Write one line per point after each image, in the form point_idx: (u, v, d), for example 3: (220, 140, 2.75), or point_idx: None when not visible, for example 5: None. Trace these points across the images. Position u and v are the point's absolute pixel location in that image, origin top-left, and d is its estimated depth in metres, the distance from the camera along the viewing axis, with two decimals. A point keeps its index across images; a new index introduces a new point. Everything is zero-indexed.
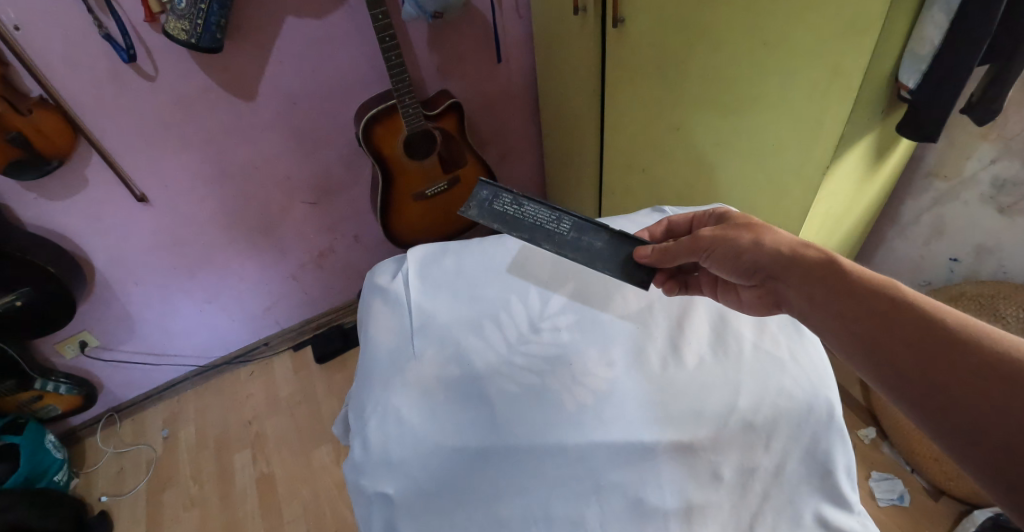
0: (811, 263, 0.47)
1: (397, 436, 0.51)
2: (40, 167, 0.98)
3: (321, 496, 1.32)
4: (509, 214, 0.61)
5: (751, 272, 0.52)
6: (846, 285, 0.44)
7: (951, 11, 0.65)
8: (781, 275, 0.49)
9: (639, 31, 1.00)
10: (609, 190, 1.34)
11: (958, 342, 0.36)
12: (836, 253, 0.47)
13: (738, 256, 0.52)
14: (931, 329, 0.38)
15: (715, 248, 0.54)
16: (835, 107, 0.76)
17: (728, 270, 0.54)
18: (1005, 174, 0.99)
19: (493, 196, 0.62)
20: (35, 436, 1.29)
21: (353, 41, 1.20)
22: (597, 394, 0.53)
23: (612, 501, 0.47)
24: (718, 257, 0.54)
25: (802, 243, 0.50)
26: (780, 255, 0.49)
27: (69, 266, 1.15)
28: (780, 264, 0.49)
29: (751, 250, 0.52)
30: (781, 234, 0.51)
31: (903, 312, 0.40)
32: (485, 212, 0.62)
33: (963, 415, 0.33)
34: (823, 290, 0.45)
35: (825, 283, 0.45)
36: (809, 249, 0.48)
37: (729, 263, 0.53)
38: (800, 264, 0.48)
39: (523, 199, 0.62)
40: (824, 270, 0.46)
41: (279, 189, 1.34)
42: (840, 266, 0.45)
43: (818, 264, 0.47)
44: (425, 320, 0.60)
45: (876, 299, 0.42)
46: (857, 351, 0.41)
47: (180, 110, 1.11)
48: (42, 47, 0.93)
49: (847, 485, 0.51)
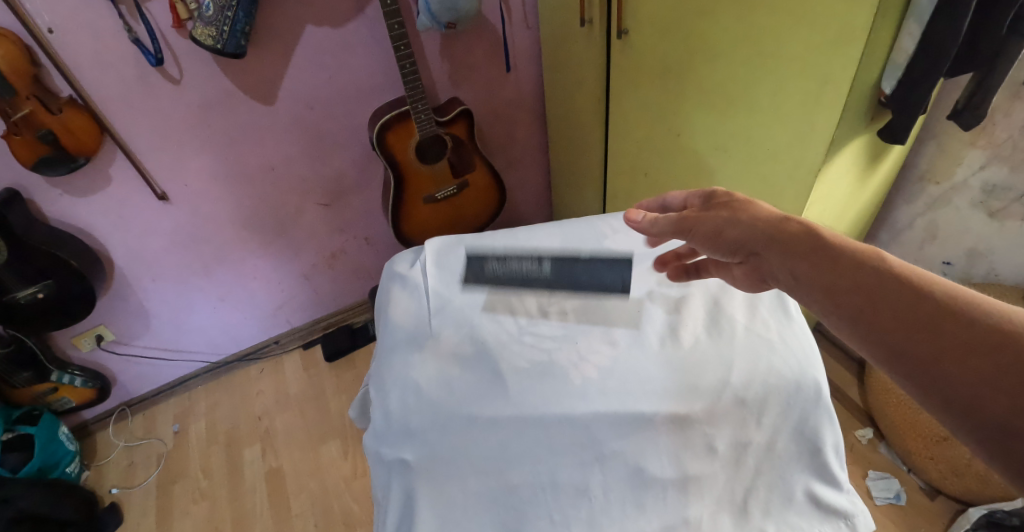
0: (791, 236, 0.45)
1: (416, 406, 0.56)
2: (68, 164, 1.03)
3: (329, 489, 1.35)
4: (501, 278, 0.66)
5: (733, 249, 0.50)
6: (831, 257, 0.42)
7: (923, 22, 0.69)
8: (763, 251, 0.47)
9: (640, 41, 1.05)
10: (613, 194, 1.39)
11: (944, 310, 0.34)
12: (818, 225, 0.46)
13: (720, 232, 0.51)
14: (919, 298, 0.36)
15: (697, 226, 0.53)
16: (823, 115, 0.79)
17: (710, 247, 0.52)
18: (993, 180, 1.03)
19: (480, 266, 0.66)
20: (50, 427, 1.32)
21: (368, 49, 1.25)
22: (601, 369, 0.58)
23: (614, 470, 0.51)
24: (700, 236, 0.53)
25: (784, 217, 0.48)
26: (761, 231, 0.48)
27: (92, 262, 1.21)
28: (760, 240, 0.47)
29: (731, 226, 0.50)
30: (763, 210, 0.50)
31: (888, 278, 0.38)
32: (478, 279, 0.66)
33: (961, 393, 0.31)
34: (804, 260, 0.43)
35: (809, 258, 0.43)
36: (789, 222, 0.47)
37: (711, 241, 0.52)
38: (780, 238, 0.46)
39: (509, 258, 0.65)
40: (806, 244, 0.44)
41: (294, 190, 1.39)
42: (821, 236, 0.44)
43: (798, 237, 0.45)
44: (442, 306, 0.66)
45: (864, 270, 0.40)
46: (845, 325, 0.39)
47: (202, 113, 1.17)
48: (74, 49, 0.98)
49: (835, 463, 0.54)
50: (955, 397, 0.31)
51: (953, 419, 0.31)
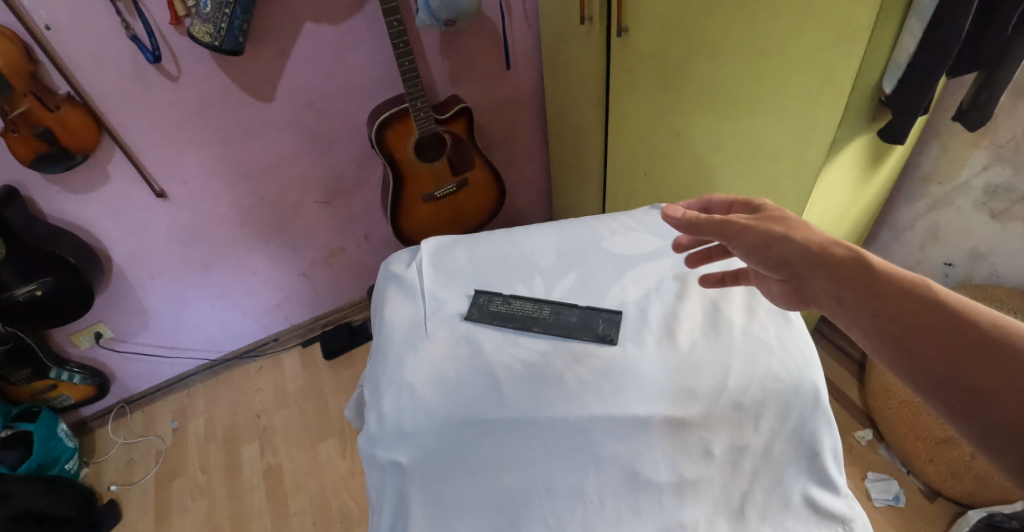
0: (841, 261, 0.45)
1: (410, 408, 0.55)
2: (66, 161, 1.03)
3: (327, 487, 1.35)
4: (504, 313, 0.64)
5: (778, 266, 0.49)
6: (876, 284, 0.42)
7: (925, 21, 0.68)
8: (810, 273, 0.46)
9: (641, 39, 1.04)
10: (613, 192, 1.38)
11: (995, 344, 0.34)
12: (865, 251, 0.45)
13: (768, 246, 0.49)
14: (970, 332, 0.36)
15: (743, 235, 0.51)
16: (825, 114, 0.78)
17: (754, 259, 0.50)
18: (997, 181, 1.02)
19: (488, 299, 0.66)
20: (49, 423, 1.32)
21: (368, 47, 1.24)
22: (596, 371, 0.57)
23: (610, 474, 0.50)
24: (746, 245, 0.51)
25: (833, 241, 0.47)
26: (809, 251, 0.47)
27: (90, 259, 1.20)
28: (806, 260, 0.46)
29: (780, 242, 0.48)
30: (813, 230, 0.48)
31: (939, 311, 0.38)
32: (483, 313, 0.65)
33: (1005, 423, 0.32)
34: (852, 287, 0.43)
35: (855, 282, 0.43)
36: (838, 246, 0.46)
37: (757, 254, 0.50)
38: (827, 260, 0.45)
39: (513, 298, 0.66)
40: (854, 269, 0.43)
41: (293, 188, 1.39)
42: (869, 264, 0.43)
43: (849, 264, 0.44)
44: (437, 306, 0.66)
45: (910, 299, 0.40)
46: (895, 356, 0.39)
47: (200, 110, 1.16)
48: (72, 46, 0.97)
49: (833, 468, 0.53)
50: (1004, 429, 0.32)
51: (999, 451, 0.32)
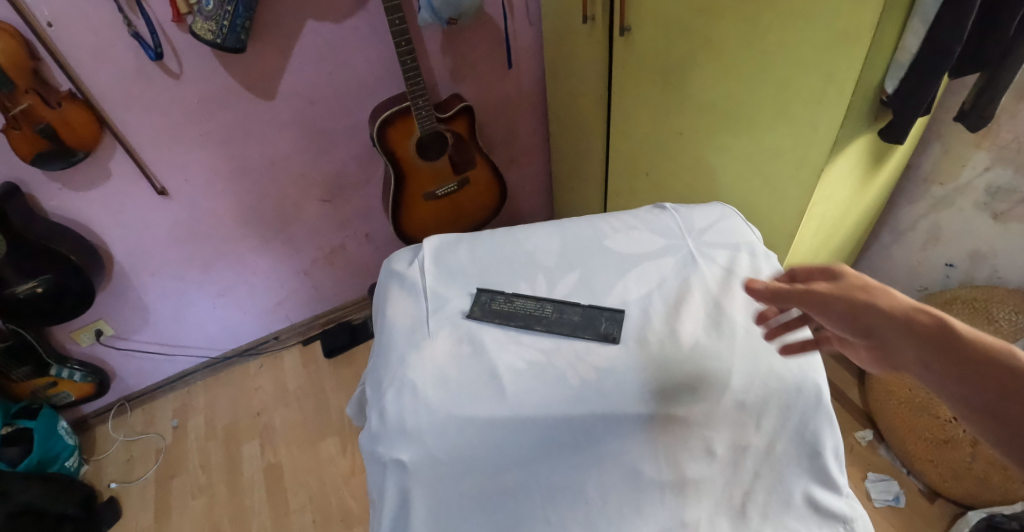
0: (935, 335, 0.37)
1: (412, 406, 0.55)
2: (67, 158, 1.03)
3: (327, 486, 1.35)
4: (506, 311, 0.64)
5: (865, 338, 0.42)
6: (982, 365, 0.34)
7: (928, 21, 0.68)
8: (901, 348, 0.39)
9: (644, 38, 1.04)
10: (614, 192, 1.38)
11: None
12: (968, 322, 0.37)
13: (852, 315, 0.43)
14: None
15: (824, 304, 0.45)
16: (828, 114, 0.78)
17: (837, 330, 0.44)
18: (998, 181, 1.02)
19: (490, 298, 0.66)
20: (48, 421, 1.32)
21: (369, 45, 1.24)
22: (599, 369, 0.57)
23: (612, 473, 0.51)
24: (828, 315, 0.45)
25: (925, 309, 0.40)
26: (897, 322, 0.40)
27: (90, 257, 1.20)
28: (894, 332, 0.40)
29: (864, 313, 0.42)
30: (904, 297, 0.42)
31: None
32: (486, 312, 0.65)
33: None
34: (947, 361, 0.36)
35: (956, 364, 0.35)
36: (929, 316, 0.39)
37: (840, 324, 0.44)
38: (919, 334, 0.38)
39: (515, 296, 0.66)
40: (955, 347, 0.36)
41: (294, 186, 1.39)
42: (971, 340, 0.36)
43: (938, 336, 0.37)
44: (440, 304, 0.66)
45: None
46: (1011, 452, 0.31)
47: (202, 108, 1.16)
48: (74, 42, 0.97)
49: (834, 468, 0.53)
50: None
51: None
